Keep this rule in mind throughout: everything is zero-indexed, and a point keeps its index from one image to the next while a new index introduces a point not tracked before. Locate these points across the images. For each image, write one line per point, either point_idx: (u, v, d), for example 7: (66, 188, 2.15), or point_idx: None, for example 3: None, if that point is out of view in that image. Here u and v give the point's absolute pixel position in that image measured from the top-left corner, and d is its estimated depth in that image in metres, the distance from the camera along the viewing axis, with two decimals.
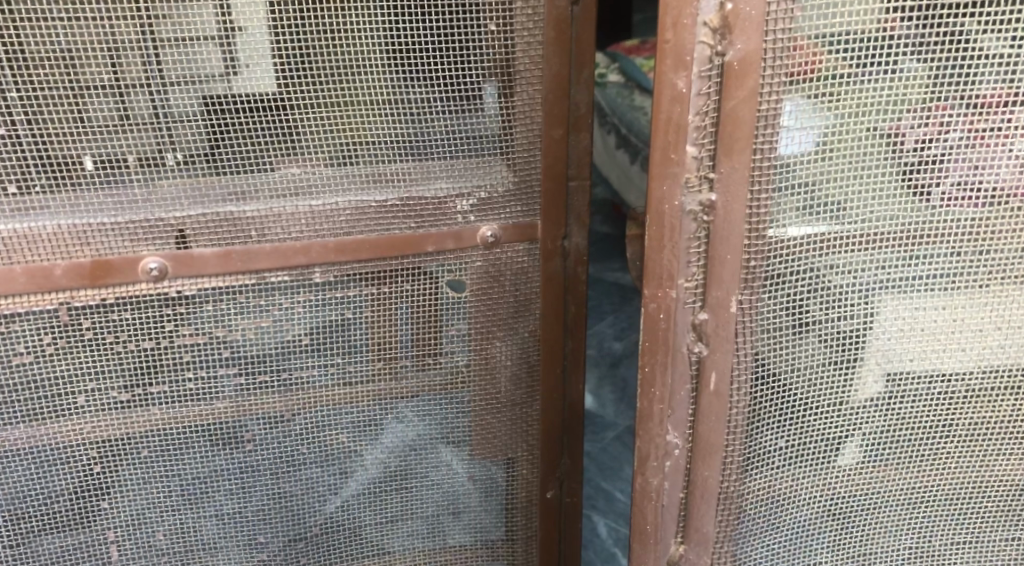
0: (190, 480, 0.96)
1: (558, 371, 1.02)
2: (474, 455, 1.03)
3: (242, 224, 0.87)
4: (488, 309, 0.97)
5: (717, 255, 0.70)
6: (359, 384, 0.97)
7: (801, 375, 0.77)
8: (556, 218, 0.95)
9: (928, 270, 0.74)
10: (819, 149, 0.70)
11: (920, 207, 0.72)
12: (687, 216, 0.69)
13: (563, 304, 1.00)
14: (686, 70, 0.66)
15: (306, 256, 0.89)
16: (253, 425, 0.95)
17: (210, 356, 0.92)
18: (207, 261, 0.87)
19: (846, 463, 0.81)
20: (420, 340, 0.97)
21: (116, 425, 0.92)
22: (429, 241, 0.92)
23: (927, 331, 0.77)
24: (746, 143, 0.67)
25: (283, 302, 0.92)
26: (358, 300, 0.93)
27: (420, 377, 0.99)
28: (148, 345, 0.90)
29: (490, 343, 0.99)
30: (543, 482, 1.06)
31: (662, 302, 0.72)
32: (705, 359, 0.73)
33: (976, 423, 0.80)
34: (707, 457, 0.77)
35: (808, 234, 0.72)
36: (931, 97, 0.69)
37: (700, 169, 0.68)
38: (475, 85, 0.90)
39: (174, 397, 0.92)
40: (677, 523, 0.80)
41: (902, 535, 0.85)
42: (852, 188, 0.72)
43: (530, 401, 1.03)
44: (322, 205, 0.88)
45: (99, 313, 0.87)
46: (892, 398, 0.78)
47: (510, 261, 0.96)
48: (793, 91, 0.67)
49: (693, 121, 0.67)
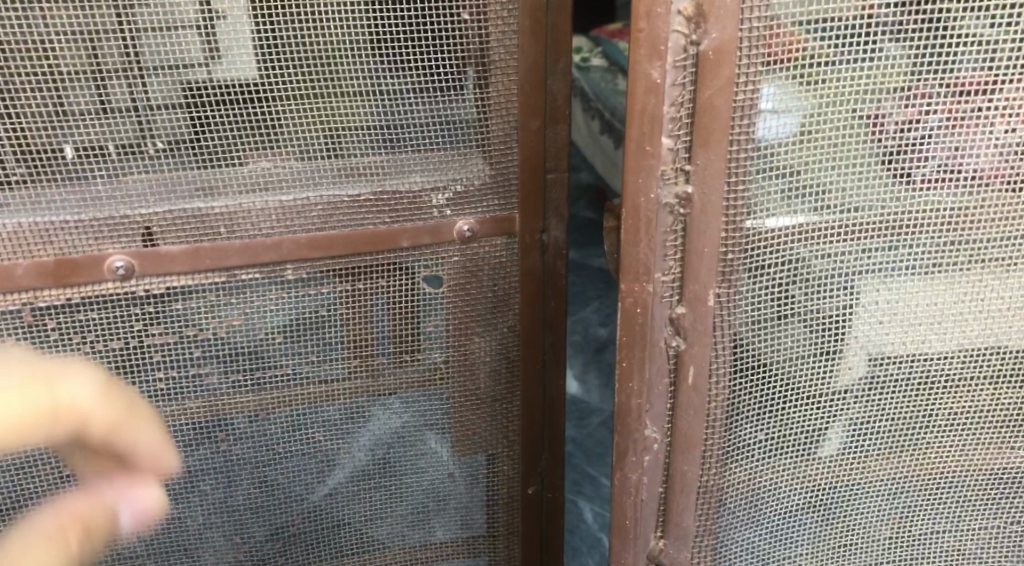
0: (164, 480, 0.95)
1: (537, 366, 1.01)
2: (455, 451, 1.03)
3: (210, 221, 0.85)
4: (466, 304, 0.96)
5: (694, 248, 0.69)
6: (336, 382, 0.96)
7: (780, 368, 0.76)
8: (533, 210, 0.93)
9: (910, 261, 0.73)
10: (798, 138, 0.69)
11: (901, 191, 0.71)
12: (663, 208, 0.68)
13: (541, 297, 0.98)
14: (661, 59, 0.64)
15: (275, 253, 0.88)
16: (228, 425, 0.94)
17: (181, 356, 0.90)
18: (176, 259, 0.86)
19: (825, 452, 0.80)
20: (396, 335, 0.96)
21: None
22: (405, 235, 0.90)
23: (906, 319, 0.76)
24: (723, 133, 0.66)
25: (255, 300, 0.90)
26: (331, 297, 0.92)
27: (398, 374, 0.98)
28: (117, 345, 0.88)
29: (468, 338, 0.98)
30: (524, 478, 1.06)
31: (638, 297, 0.71)
32: (684, 353, 0.72)
33: (957, 413, 0.80)
34: (687, 453, 0.76)
35: (788, 224, 0.71)
36: (909, 81, 0.68)
37: (676, 161, 0.67)
38: (448, 76, 0.88)
39: (145, 397, 0.91)
40: (657, 519, 0.79)
41: (883, 528, 0.85)
42: (831, 178, 0.70)
43: (510, 396, 1.02)
44: (292, 201, 0.87)
45: (64, 313, 0.85)
46: (870, 385, 0.77)
47: (488, 255, 0.94)
48: (771, 80, 0.66)
49: (668, 112, 0.66)
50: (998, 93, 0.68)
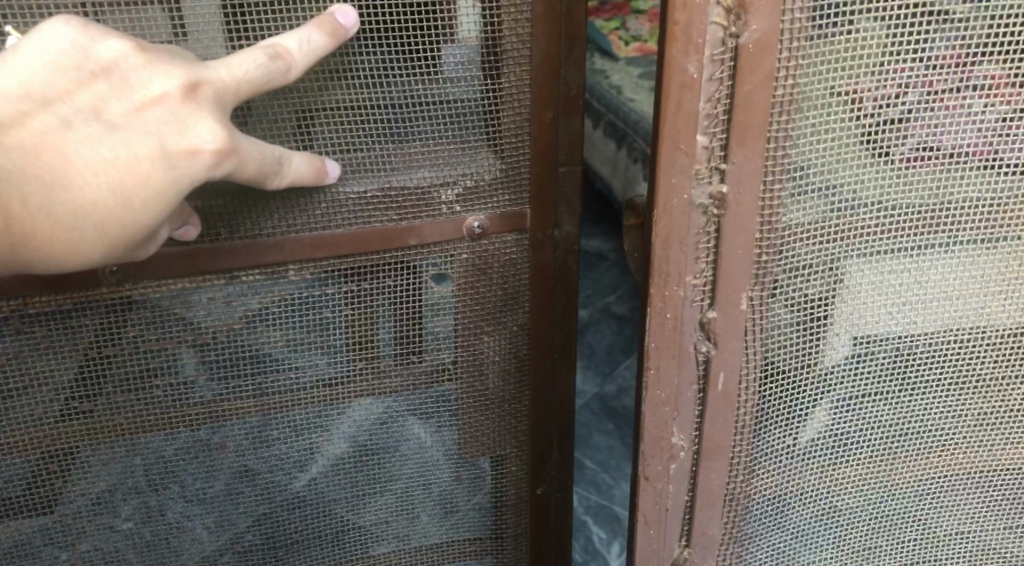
0: (161, 485, 0.94)
1: (548, 365, 1.00)
2: (464, 452, 1.02)
3: (211, 223, 0.83)
4: (475, 303, 0.94)
5: (728, 251, 0.66)
6: (338, 383, 0.95)
7: (812, 372, 0.74)
8: (545, 205, 0.91)
9: (946, 259, 0.71)
10: (842, 138, 0.66)
11: (897, 167, 0.68)
12: (696, 209, 0.65)
13: (553, 294, 0.97)
14: (697, 53, 0.61)
15: (279, 254, 0.86)
16: (228, 427, 0.93)
17: (179, 360, 0.89)
18: (173, 264, 0.84)
19: (808, 430, 0.76)
20: (401, 336, 0.94)
21: (78, 432, 0.89)
22: (412, 234, 0.88)
23: (914, 298, 0.73)
24: (760, 130, 0.63)
25: (258, 302, 0.88)
26: (336, 299, 0.90)
27: (404, 374, 0.96)
28: (111, 351, 0.86)
29: (478, 337, 0.96)
30: (532, 479, 1.06)
31: (668, 300, 0.68)
32: (714, 358, 0.70)
33: (988, 412, 0.78)
34: (713, 461, 0.74)
35: (824, 224, 0.69)
36: (886, 57, 0.64)
37: (710, 160, 0.64)
38: (456, 68, 0.83)
39: (141, 402, 0.90)
40: (681, 527, 0.77)
41: (907, 529, 0.83)
42: (869, 179, 0.68)
43: (520, 395, 1.01)
44: (305, 203, 0.84)
45: (58, 318, 0.84)
46: (856, 360, 0.74)
47: (498, 253, 0.92)
48: (811, 77, 0.63)
49: (703, 108, 0.62)
50: (987, 63, 0.65)
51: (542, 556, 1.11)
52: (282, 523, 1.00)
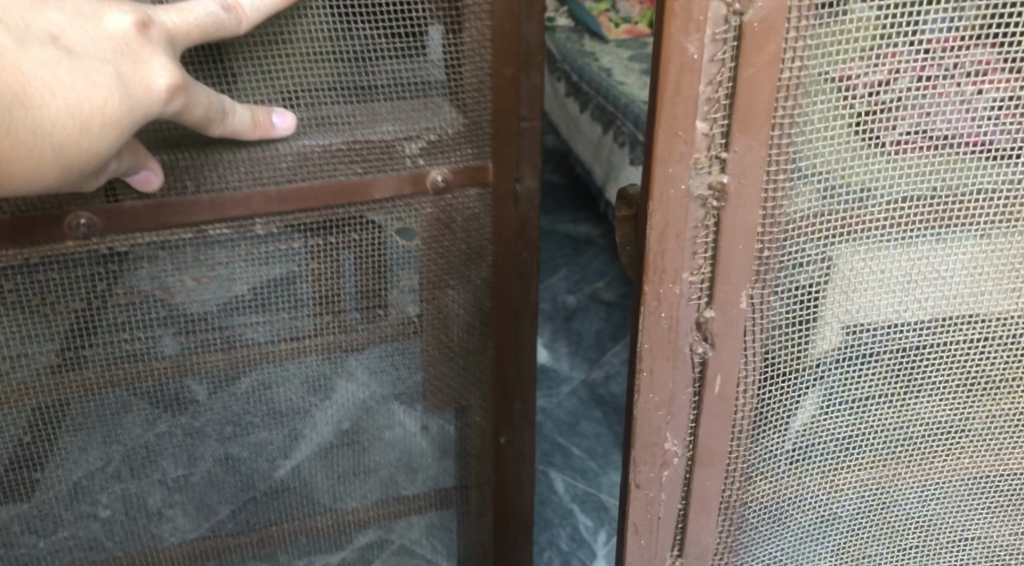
0: (133, 447, 0.93)
1: (510, 319, 0.99)
2: (427, 404, 1.02)
3: (177, 176, 0.80)
4: (439, 257, 0.93)
5: (727, 245, 0.62)
6: (306, 338, 0.93)
7: (813, 371, 0.70)
8: (505, 161, 0.90)
9: (955, 256, 0.67)
10: (847, 124, 0.61)
11: (898, 155, 0.63)
12: (694, 201, 0.61)
13: (513, 247, 0.95)
14: (698, 32, 0.56)
15: (246, 208, 0.83)
16: (197, 381, 0.92)
17: (146, 316, 0.87)
18: (140, 218, 0.81)
19: (795, 424, 0.72)
20: (366, 289, 0.93)
21: (49, 389, 0.87)
22: (375, 187, 0.87)
23: (917, 274, 0.67)
24: (765, 116, 0.59)
25: (224, 257, 0.86)
26: (301, 253, 0.88)
27: (370, 329, 0.95)
28: (81, 305, 0.84)
29: (442, 290, 0.96)
30: (495, 428, 1.06)
31: (664, 299, 0.63)
32: (710, 360, 0.66)
33: (996, 415, 0.74)
34: (710, 468, 0.71)
35: (828, 215, 0.64)
36: (878, 37, 0.59)
37: (710, 148, 0.60)
38: (422, 23, 0.81)
39: (112, 358, 0.88)
40: (675, 536, 0.74)
41: (908, 535, 0.80)
42: (876, 169, 0.63)
43: (482, 347, 1.01)
44: (271, 156, 0.82)
45: (24, 272, 0.81)
46: (844, 352, 0.70)
47: (462, 207, 0.91)
48: (820, 57, 0.59)
49: (703, 92, 0.58)
50: (988, 45, 0.60)
51: (506, 508, 1.12)
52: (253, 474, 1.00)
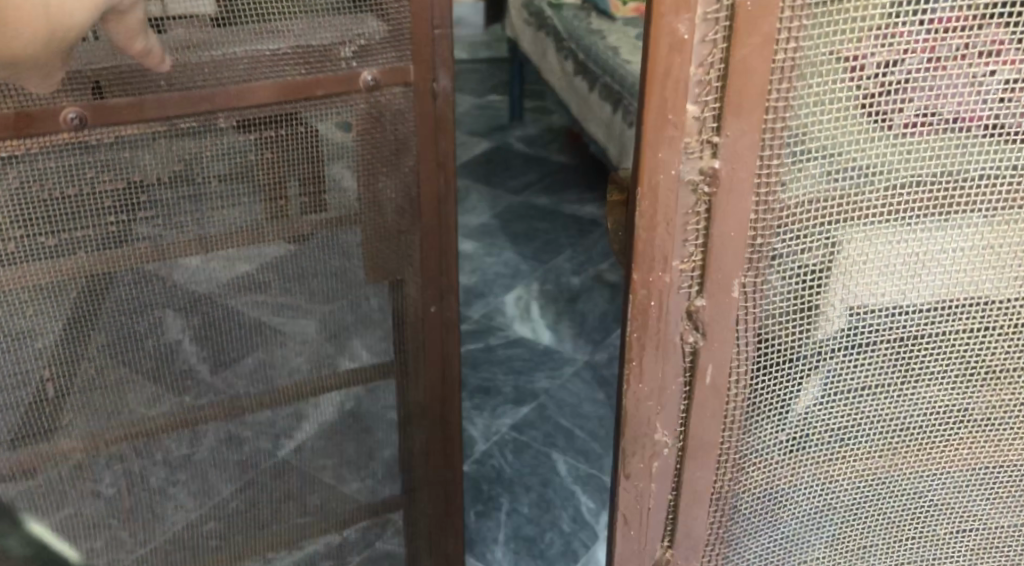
0: (130, 339, 1.05)
1: (435, 207, 1.11)
2: (368, 278, 1.13)
3: (151, 75, 0.92)
4: (370, 148, 1.06)
5: (719, 232, 0.61)
6: (263, 222, 1.05)
7: (812, 360, 0.69)
8: (422, 61, 1.03)
9: (956, 244, 0.65)
10: (848, 107, 0.60)
11: (906, 138, 0.61)
12: (684, 186, 0.60)
13: (434, 142, 1.08)
14: (689, 12, 0.55)
15: (211, 103, 0.96)
16: (170, 262, 1.02)
17: (130, 200, 0.98)
18: (120, 112, 0.92)
19: (797, 408, 0.70)
20: (306, 176, 1.05)
21: (51, 270, 0.96)
22: (318, 86, 1.00)
23: (922, 257, 0.66)
24: (758, 98, 0.58)
25: (193, 147, 0.98)
26: (252, 143, 1.01)
27: (316, 216, 1.08)
28: (73, 192, 0.95)
29: (375, 177, 1.08)
30: (423, 304, 1.16)
31: (653, 288, 0.63)
32: (701, 350, 0.65)
33: (996, 406, 0.73)
34: (701, 459, 0.70)
35: (823, 200, 0.63)
36: (892, 16, 0.58)
37: (702, 132, 0.59)
38: None
39: (99, 243, 0.98)
40: (665, 527, 0.73)
41: (906, 527, 0.79)
42: (877, 150, 0.62)
43: (413, 227, 1.12)
44: (223, 55, 0.94)
45: (27, 161, 0.91)
46: (852, 334, 0.68)
47: (389, 103, 1.04)
48: (815, 36, 0.58)
49: (694, 74, 0.57)
50: (997, 27, 0.59)
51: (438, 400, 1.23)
52: (229, 417, 1.15)
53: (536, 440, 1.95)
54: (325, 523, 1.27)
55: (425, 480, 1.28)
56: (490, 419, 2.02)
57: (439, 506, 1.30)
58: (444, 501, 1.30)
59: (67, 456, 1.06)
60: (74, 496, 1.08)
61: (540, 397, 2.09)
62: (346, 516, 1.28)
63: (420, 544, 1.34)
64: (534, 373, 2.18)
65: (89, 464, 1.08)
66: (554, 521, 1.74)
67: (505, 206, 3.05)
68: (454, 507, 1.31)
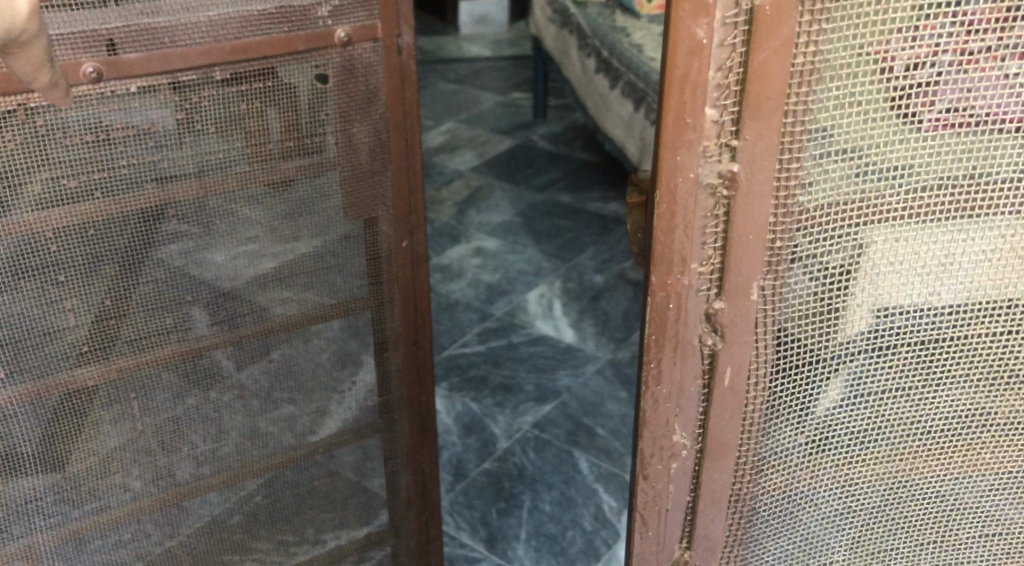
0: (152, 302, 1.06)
1: (403, 151, 1.13)
2: (347, 215, 1.14)
3: (158, 33, 0.95)
4: (346, 97, 1.08)
5: (738, 237, 0.62)
6: (256, 165, 1.07)
7: (835, 361, 0.69)
8: (389, 17, 1.06)
9: (978, 247, 0.66)
10: (876, 111, 0.61)
11: (931, 139, 0.62)
12: (703, 189, 0.61)
13: (400, 94, 1.11)
14: (707, 16, 0.56)
15: (207, 59, 0.98)
16: (176, 208, 1.04)
17: (143, 144, 1.00)
18: (134, 66, 0.94)
19: (820, 408, 0.70)
20: (286, 126, 1.08)
21: (73, 213, 0.98)
22: (299, 42, 1.02)
23: (943, 263, 0.66)
24: (776, 103, 0.58)
25: (190, 98, 1.00)
26: (248, 92, 1.04)
27: (297, 161, 1.10)
28: (92, 138, 0.96)
29: (349, 124, 1.09)
30: (397, 233, 1.17)
31: (671, 290, 0.64)
32: (720, 352, 0.66)
33: (1016, 410, 0.73)
34: (720, 460, 0.70)
35: (847, 202, 0.64)
36: (918, 16, 0.59)
37: (720, 136, 0.60)
38: None
39: (116, 184, 1.00)
40: (682, 528, 0.73)
41: (926, 531, 0.79)
42: (899, 150, 0.62)
43: (385, 169, 1.13)
44: (218, 14, 0.97)
45: (53, 110, 0.93)
46: (878, 334, 0.68)
47: (361, 57, 1.07)
48: (835, 43, 0.58)
49: (713, 78, 0.58)
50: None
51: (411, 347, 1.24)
52: (257, 411, 1.18)
53: (558, 438, 1.95)
54: (347, 518, 1.32)
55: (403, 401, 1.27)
56: (513, 417, 2.03)
57: (415, 424, 1.30)
58: (419, 423, 1.30)
59: (98, 449, 1.08)
60: (102, 484, 1.10)
61: (563, 395, 2.09)
62: (372, 510, 1.33)
63: (400, 463, 1.31)
64: (557, 371, 2.19)
65: (118, 457, 1.10)
66: (576, 519, 1.74)
67: (529, 203, 3.05)
68: (430, 428, 1.31)
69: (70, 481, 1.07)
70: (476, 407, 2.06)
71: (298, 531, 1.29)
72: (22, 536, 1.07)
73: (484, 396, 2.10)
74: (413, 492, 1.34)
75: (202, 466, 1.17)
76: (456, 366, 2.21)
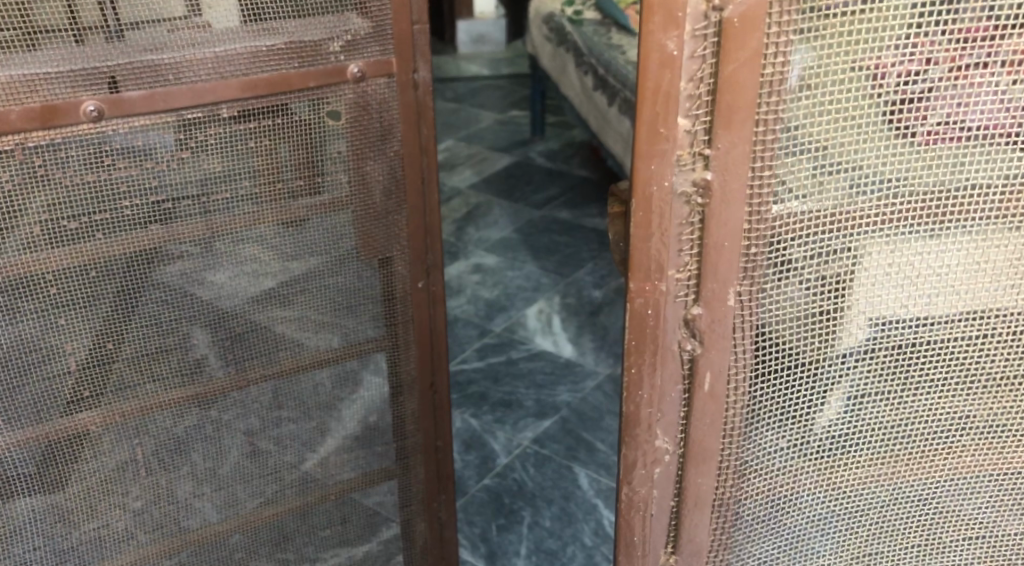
0: (160, 331, 1.07)
1: (419, 186, 1.17)
2: (361, 256, 1.17)
3: (162, 71, 0.97)
4: (359, 135, 1.11)
5: (713, 243, 0.65)
6: (263, 204, 1.10)
7: (818, 368, 0.70)
8: (404, 53, 1.09)
9: (955, 252, 0.68)
10: (854, 116, 0.63)
11: (900, 146, 0.64)
12: (678, 197, 0.64)
13: (416, 129, 1.14)
14: (677, 28, 0.60)
15: (214, 95, 1.01)
16: (181, 243, 1.06)
17: (144, 186, 1.02)
18: (137, 104, 0.97)
19: (805, 414, 0.72)
20: (298, 161, 1.10)
21: (67, 254, 1.00)
22: (310, 78, 1.05)
23: (920, 268, 0.68)
24: (747, 114, 0.61)
25: (199, 136, 1.03)
26: (257, 131, 1.06)
27: (310, 199, 1.13)
28: (92, 178, 0.99)
29: (363, 162, 1.12)
30: (413, 274, 1.21)
31: (650, 297, 0.67)
32: (699, 358, 0.68)
33: (998, 412, 0.74)
34: (701, 465, 0.72)
35: (817, 207, 0.66)
36: (908, 30, 0.61)
37: (694, 145, 0.63)
38: None
39: (116, 225, 1.02)
40: (667, 533, 0.75)
41: (911, 534, 0.80)
42: (882, 164, 0.65)
43: (400, 208, 1.17)
44: (224, 51, 1.00)
45: (51, 151, 0.95)
46: (869, 345, 0.70)
47: (375, 94, 1.10)
48: (801, 45, 0.61)
49: (685, 89, 0.61)
50: (991, 40, 0.62)
51: (426, 377, 1.27)
52: (256, 429, 1.18)
53: (558, 453, 1.96)
54: (349, 535, 1.33)
55: (418, 447, 1.31)
56: (512, 433, 2.03)
57: (431, 471, 1.34)
58: (436, 470, 1.34)
59: (97, 471, 1.08)
60: (103, 509, 1.11)
61: (562, 411, 2.10)
62: (373, 528, 1.34)
63: (415, 511, 1.35)
64: (557, 387, 2.20)
65: (119, 478, 1.10)
66: (576, 534, 1.75)
67: (527, 220, 3.07)
68: (447, 474, 1.35)
69: (68, 502, 1.08)
70: (476, 424, 2.07)
71: (299, 549, 1.29)
72: (21, 558, 1.07)
73: (483, 413, 2.10)
74: (429, 538, 1.39)
75: (202, 485, 1.17)
76: (456, 383, 2.22)
